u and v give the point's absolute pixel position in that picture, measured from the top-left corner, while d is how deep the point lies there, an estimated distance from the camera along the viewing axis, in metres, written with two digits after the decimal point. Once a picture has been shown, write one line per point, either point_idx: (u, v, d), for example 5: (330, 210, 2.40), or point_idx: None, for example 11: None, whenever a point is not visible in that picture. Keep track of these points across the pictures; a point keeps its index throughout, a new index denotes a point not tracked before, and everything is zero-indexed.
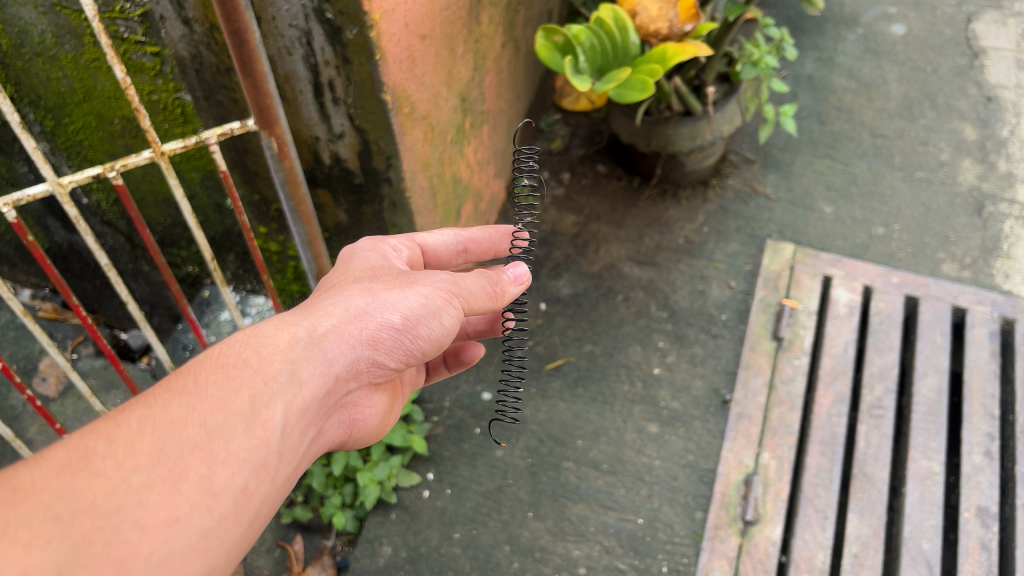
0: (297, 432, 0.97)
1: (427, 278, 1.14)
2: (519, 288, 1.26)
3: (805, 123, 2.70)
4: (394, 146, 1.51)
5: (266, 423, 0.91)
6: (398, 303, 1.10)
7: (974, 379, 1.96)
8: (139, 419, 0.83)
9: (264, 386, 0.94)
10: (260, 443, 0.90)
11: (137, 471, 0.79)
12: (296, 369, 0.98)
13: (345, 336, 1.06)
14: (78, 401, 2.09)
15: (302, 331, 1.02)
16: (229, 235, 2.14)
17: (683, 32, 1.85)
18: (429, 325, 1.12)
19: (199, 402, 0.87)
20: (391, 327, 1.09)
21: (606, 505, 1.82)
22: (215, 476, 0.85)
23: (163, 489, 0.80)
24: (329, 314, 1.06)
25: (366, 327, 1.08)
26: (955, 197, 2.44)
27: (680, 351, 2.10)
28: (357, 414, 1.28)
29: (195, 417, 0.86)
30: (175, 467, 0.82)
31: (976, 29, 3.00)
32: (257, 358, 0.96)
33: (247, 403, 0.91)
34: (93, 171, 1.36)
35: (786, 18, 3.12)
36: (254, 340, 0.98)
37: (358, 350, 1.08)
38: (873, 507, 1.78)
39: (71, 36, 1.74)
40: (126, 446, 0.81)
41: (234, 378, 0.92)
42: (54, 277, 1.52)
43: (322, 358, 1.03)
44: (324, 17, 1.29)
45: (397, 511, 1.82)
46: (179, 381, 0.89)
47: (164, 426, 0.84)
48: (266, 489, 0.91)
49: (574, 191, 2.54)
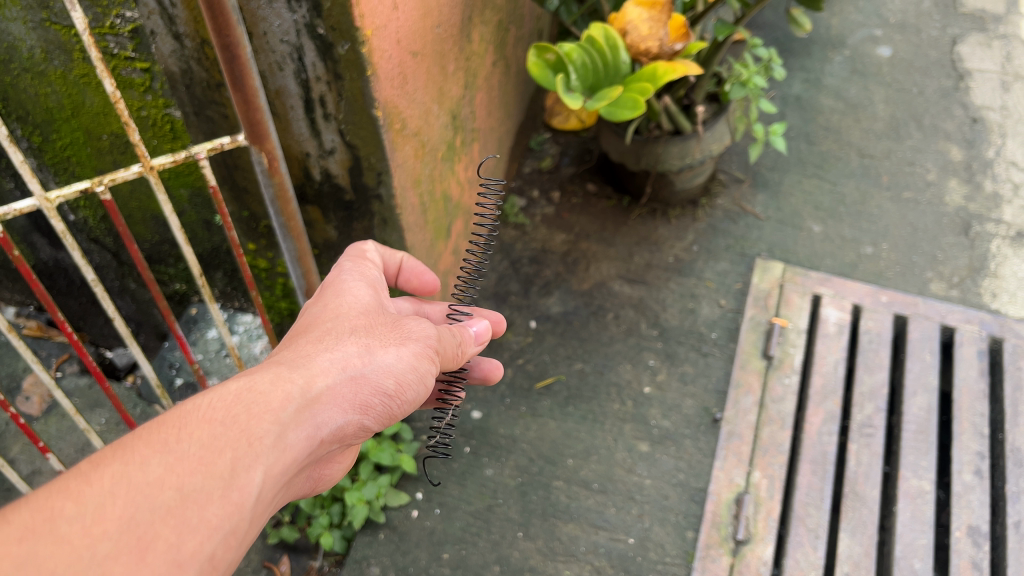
0: (271, 496, 0.94)
1: (417, 339, 1.16)
2: (475, 343, 1.34)
3: (793, 143, 2.72)
4: (385, 162, 1.51)
5: (244, 488, 0.87)
6: (391, 365, 1.11)
7: (963, 398, 1.97)
8: (114, 475, 0.79)
9: (247, 446, 0.90)
10: (236, 509, 0.86)
11: (103, 539, 0.75)
12: (283, 431, 0.95)
13: (339, 398, 1.05)
14: (62, 420, 2.06)
15: (296, 388, 0.99)
16: (217, 252, 2.13)
17: (673, 50, 1.87)
18: (414, 389, 1.15)
19: (180, 461, 0.83)
20: (383, 392, 1.10)
21: (597, 525, 1.81)
22: (185, 546, 0.80)
23: (129, 561, 0.75)
24: (325, 371, 1.04)
25: (358, 390, 1.07)
26: (942, 217, 2.45)
27: (671, 369, 2.09)
28: (317, 470, 1.27)
29: (172, 478, 0.82)
30: (145, 535, 0.77)
31: (961, 52, 3.03)
32: (246, 415, 0.92)
33: (228, 465, 0.87)
34: (80, 186, 1.34)
35: (774, 40, 3.15)
36: (245, 394, 0.94)
37: (348, 414, 1.07)
38: (864, 527, 1.77)
39: (61, 51, 1.73)
40: (94, 509, 0.76)
41: (220, 436, 0.88)
42: (39, 293, 1.49)
43: (311, 421, 1.00)
44: (316, 32, 1.29)
45: (385, 531, 1.80)
46: (160, 432, 0.84)
47: (140, 487, 0.79)
48: (232, 556, 0.87)
49: (565, 209, 2.54)
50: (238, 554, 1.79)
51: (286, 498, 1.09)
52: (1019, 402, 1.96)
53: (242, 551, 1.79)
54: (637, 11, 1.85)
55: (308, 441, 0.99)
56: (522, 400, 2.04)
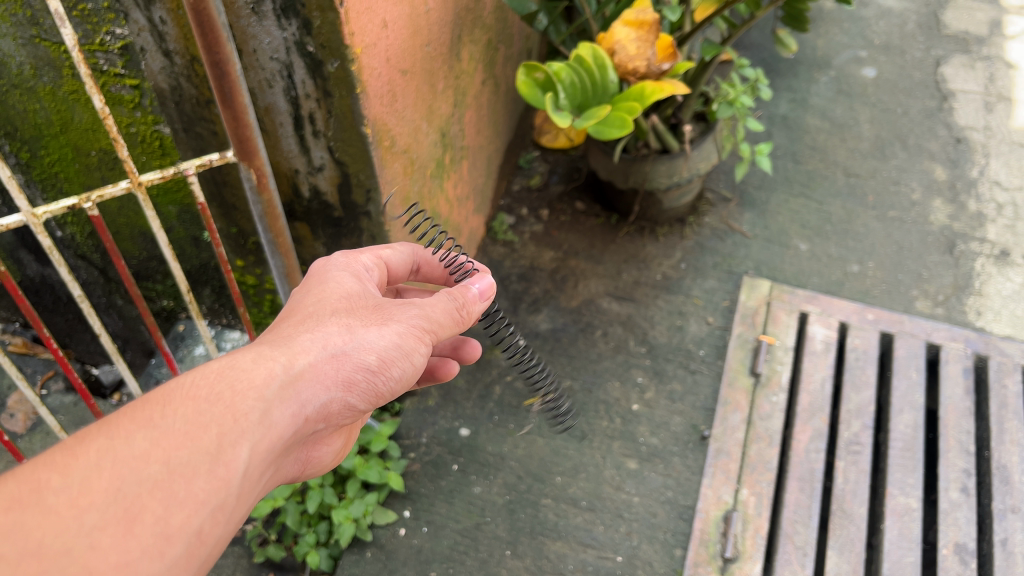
0: (259, 471, 0.96)
1: (403, 314, 1.12)
2: (483, 302, 1.23)
3: (780, 162, 2.75)
4: (374, 179, 1.51)
5: (229, 463, 0.90)
6: (373, 343, 1.08)
7: (949, 415, 1.98)
8: (100, 449, 0.82)
9: (231, 423, 0.92)
10: (221, 484, 0.89)
11: (90, 510, 0.78)
12: (267, 409, 0.97)
13: (321, 376, 1.04)
14: (46, 437, 2.04)
15: (278, 368, 1.00)
16: (205, 269, 2.12)
17: (660, 70, 1.90)
18: (402, 366, 1.10)
19: (164, 437, 0.86)
20: (365, 368, 1.07)
21: (585, 543, 1.80)
22: (171, 519, 0.83)
23: (115, 532, 0.78)
24: (307, 350, 1.04)
25: (341, 368, 1.06)
26: (927, 235, 2.48)
27: (659, 387, 2.09)
28: (314, 451, 1.27)
29: (157, 452, 0.85)
30: (131, 507, 0.80)
31: (945, 73, 3.07)
32: (230, 393, 0.94)
33: (213, 441, 0.89)
34: (68, 202, 1.34)
35: (761, 61, 3.19)
36: (228, 373, 0.96)
37: (332, 392, 1.06)
38: (852, 544, 1.77)
39: (50, 67, 1.73)
40: (81, 481, 0.79)
41: (205, 413, 0.90)
42: (25, 309, 1.48)
43: (295, 400, 1.01)
44: (306, 50, 1.30)
45: (372, 550, 1.79)
46: (145, 409, 0.87)
47: (125, 461, 0.82)
48: (221, 531, 0.90)
49: (553, 227, 2.55)
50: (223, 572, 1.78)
51: (279, 474, 1.10)
52: (1004, 419, 1.97)
53: (227, 569, 1.78)
54: (625, 31, 1.88)
55: (293, 419, 1.00)
56: (510, 417, 2.04)
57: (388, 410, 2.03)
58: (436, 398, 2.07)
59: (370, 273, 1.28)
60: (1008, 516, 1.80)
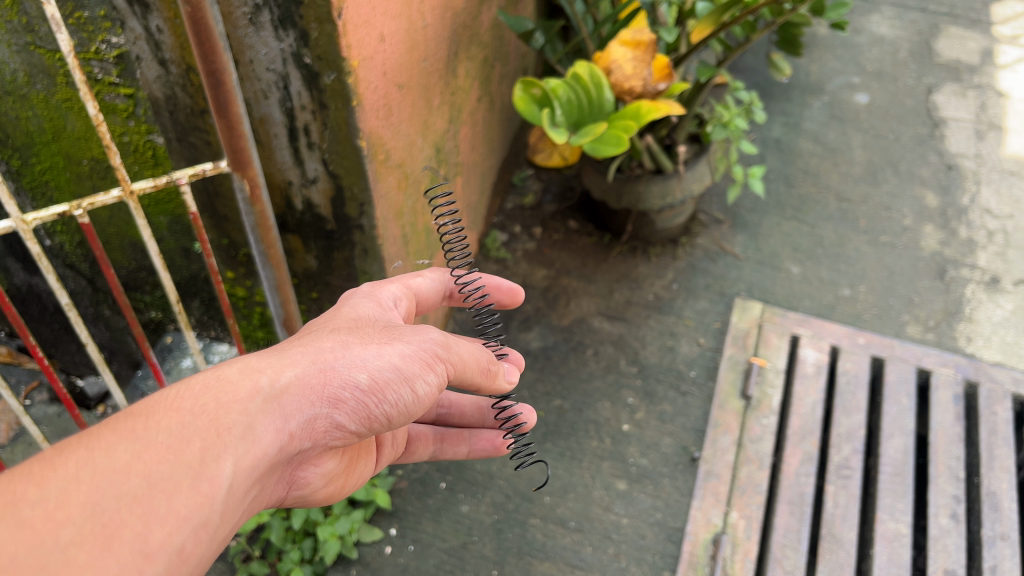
0: (244, 487, 0.92)
1: (405, 336, 1.06)
2: (508, 387, 1.27)
3: (773, 185, 2.76)
4: (368, 193, 1.50)
5: (213, 477, 0.87)
6: (369, 361, 1.02)
7: (939, 441, 1.98)
8: (79, 461, 0.79)
9: (215, 438, 0.88)
10: (204, 500, 0.86)
11: (67, 524, 0.75)
12: (253, 423, 0.93)
13: (307, 389, 0.99)
14: (29, 448, 2.02)
15: (266, 383, 0.95)
16: (195, 280, 2.11)
17: (656, 90, 1.91)
18: (398, 392, 1.03)
19: (145, 450, 0.82)
20: (356, 387, 1.00)
21: (573, 564, 1.78)
22: (150, 536, 0.80)
23: (92, 548, 0.75)
24: (296, 363, 0.99)
25: (332, 383, 1.00)
26: (918, 261, 2.49)
27: (650, 408, 2.08)
28: (301, 471, 1.22)
29: (138, 466, 0.81)
30: (109, 523, 0.77)
31: (936, 100, 3.10)
32: (215, 405, 0.90)
33: (196, 455, 0.86)
34: (58, 210, 1.32)
35: (755, 84, 3.21)
36: (214, 385, 0.92)
37: (319, 408, 0.99)
38: (841, 569, 1.76)
39: (44, 75, 1.73)
40: (58, 494, 0.76)
41: (188, 426, 0.87)
42: (11, 316, 1.46)
43: (280, 414, 0.96)
44: (302, 62, 1.30)
45: (357, 567, 1.77)
46: (127, 422, 0.84)
47: (104, 474, 0.79)
48: (203, 550, 0.88)
49: (546, 245, 2.55)
50: None
51: (266, 485, 1.07)
52: (994, 446, 1.97)
53: None
54: (621, 51, 1.89)
55: (279, 435, 0.96)
56: None
57: None
58: None
59: (398, 301, 1.28)
60: (998, 543, 1.80)
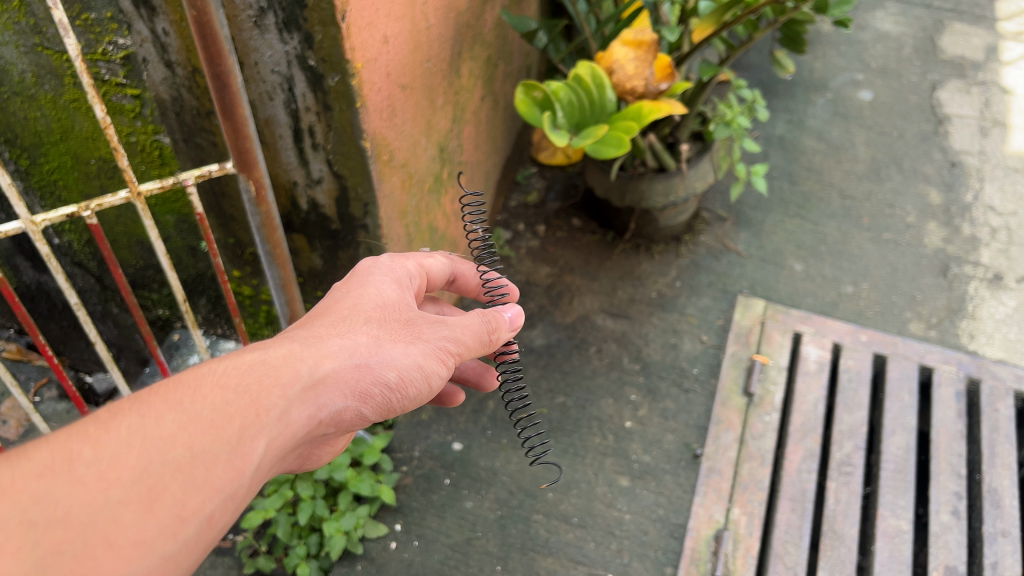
0: (270, 466, 0.93)
1: (431, 337, 1.12)
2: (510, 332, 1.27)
3: (776, 182, 2.76)
4: (372, 193, 1.52)
5: (249, 454, 0.87)
6: (397, 360, 1.08)
7: (941, 438, 1.99)
8: (131, 426, 0.80)
9: (254, 417, 0.89)
10: (240, 476, 0.86)
11: (117, 485, 0.75)
12: (290, 407, 0.94)
13: (342, 382, 1.02)
14: (39, 444, 2.04)
15: (305, 369, 0.98)
16: (201, 278, 2.14)
17: (658, 90, 1.91)
18: (418, 387, 1.11)
19: (192, 421, 0.83)
20: (384, 384, 1.07)
21: (576, 560, 1.80)
22: (190, 503, 0.80)
23: (138, 510, 0.76)
24: (334, 355, 1.02)
25: (364, 379, 1.05)
26: (921, 258, 2.49)
27: (652, 405, 2.10)
28: (313, 452, 1.28)
29: (184, 435, 0.82)
30: (154, 486, 0.78)
31: (940, 97, 3.10)
32: (258, 386, 0.92)
33: (236, 432, 0.87)
34: (67, 211, 1.34)
35: (759, 81, 3.21)
36: (258, 366, 0.94)
37: (347, 401, 1.04)
38: (842, 565, 1.78)
39: (52, 76, 1.74)
40: (111, 455, 0.77)
41: (231, 402, 0.88)
42: (21, 316, 1.48)
43: (315, 401, 0.98)
44: (307, 64, 1.31)
45: (363, 563, 1.79)
46: (176, 391, 0.85)
47: (153, 440, 0.80)
48: (229, 523, 0.87)
49: (550, 243, 2.56)
50: None
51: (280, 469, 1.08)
52: (996, 442, 1.98)
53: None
54: (623, 51, 1.89)
55: (310, 420, 0.98)
56: (503, 432, 2.04)
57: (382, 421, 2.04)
58: (429, 411, 2.07)
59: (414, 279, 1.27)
60: (999, 539, 1.81)
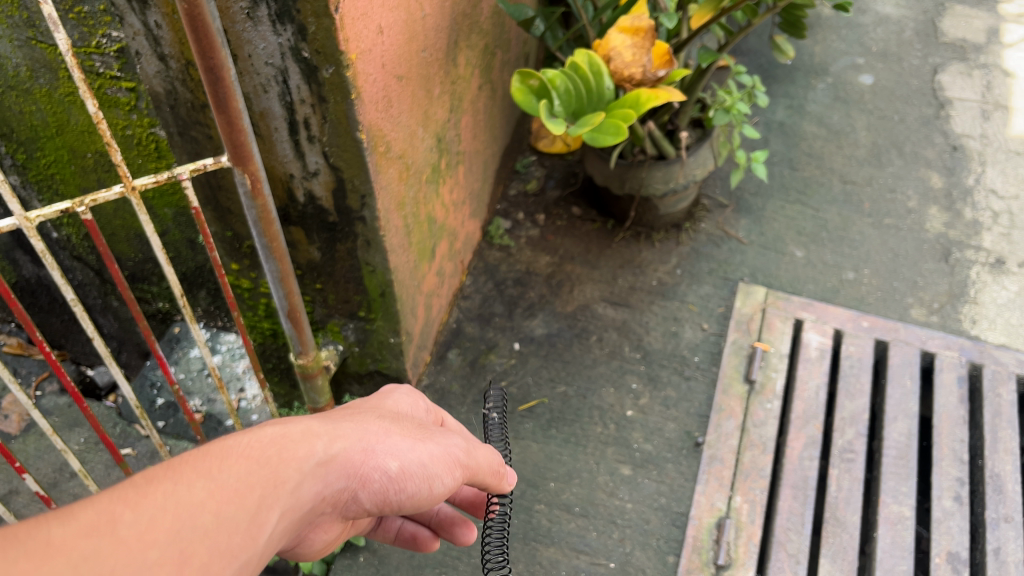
0: (280, 542, 0.92)
1: (439, 440, 1.09)
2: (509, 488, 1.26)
3: (776, 168, 2.75)
4: (369, 185, 1.51)
5: (264, 523, 0.87)
6: (404, 453, 1.05)
7: (943, 424, 1.98)
8: (166, 491, 0.80)
9: (273, 487, 0.89)
10: (256, 546, 0.86)
11: (154, 546, 0.75)
12: (306, 484, 0.93)
13: (353, 465, 1.00)
14: (40, 439, 2.04)
15: (321, 448, 0.97)
16: (200, 271, 2.16)
17: (656, 77, 1.89)
18: (422, 491, 1.06)
19: (220, 490, 0.84)
20: (389, 476, 1.02)
21: (578, 549, 1.80)
22: (213, 569, 0.80)
23: (171, 572, 0.76)
24: (347, 437, 1.01)
25: (369, 462, 1.01)
26: (923, 243, 2.48)
27: (654, 393, 2.09)
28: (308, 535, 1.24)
29: (213, 502, 0.82)
30: (186, 549, 0.78)
31: (941, 81, 3.08)
32: (278, 458, 0.91)
33: (254, 502, 0.86)
34: (61, 206, 1.30)
35: (758, 67, 3.19)
36: (280, 440, 0.93)
37: (355, 488, 1.01)
38: (845, 552, 1.78)
39: (46, 69, 1.73)
40: (149, 517, 0.77)
41: (255, 473, 0.88)
42: (18, 312, 1.45)
43: (327, 483, 0.97)
44: (301, 56, 1.30)
45: (365, 554, 1.79)
46: (203, 461, 0.85)
47: (186, 505, 0.80)
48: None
49: (550, 232, 2.55)
50: None
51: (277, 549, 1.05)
52: (998, 428, 1.97)
53: None
54: (621, 38, 1.89)
55: (321, 501, 0.96)
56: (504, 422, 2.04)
57: None
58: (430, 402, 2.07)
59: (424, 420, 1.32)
60: (1001, 525, 1.81)
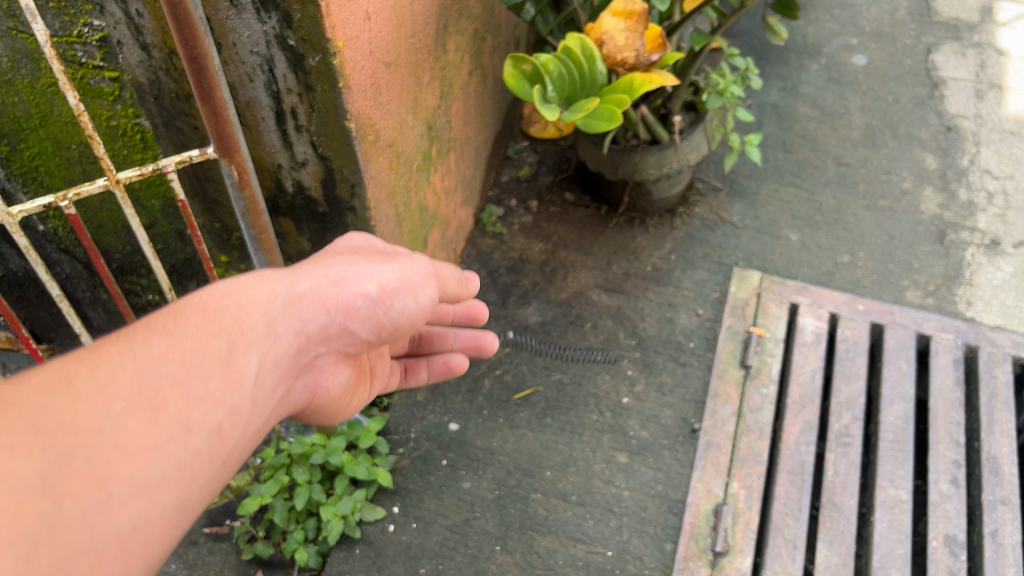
0: (270, 392, 0.99)
1: (407, 258, 1.19)
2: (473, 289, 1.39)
3: (770, 151, 2.73)
4: (358, 174, 1.48)
5: (240, 369, 0.92)
6: (374, 273, 1.12)
7: (939, 406, 1.98)
8: (120, 350, 0.82)
9: (240, 331, 0.94)
10: (236, 386, 0.91)
11: (119, 397, 0.78)
12: (272, 322, 0.98)
13: (322, 298, 1.06)
14: None
15: (281, 288, 1.02)
16: (190, 262, 2.20)
17: (649, 61, 1.88)
18: (404, 300, 1.15)
19: (180, 341, 0.87)
20: (366, 295, 1.10)
21: (575, 538, 1.79)
22: (192, 413, 0.84)
23: (145, 417, 0.79)
24: (307, 276, 1.06)
25: (341, 292, 1.08)
26: (918, 225, 2.47)
27: (649, 380, 2.08)
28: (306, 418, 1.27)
29: (175, 353, 0.85)
30: (158, 397, 0.81)
31: (936, 60, 3.06)
32: (237, 306, 0.95)
33: (224, 348, 0.91)
34: (43, 200, 1.28)
35: (751, 48, 3.16)
36: (233, 291, 0.97)
37: (332, 316, 1.07)
38: (842, 537, 1.77)
39: (28, 60, 1.72)
40: (107, 373, 0.79)
41: (214, 322, 0.92)
42: (2, 309, 1.43)
43: (298, 316, 1.03)
44: (286, 44, 1.27)
45: (361, 546, 1.77)
46: (158, 321, 0.88)
47: (145, 359, 0.83)
48: (239, 435, 0.92)
49: (543, 218, 2.53)
50: (211, 570, 1.77)
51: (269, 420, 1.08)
52: (995, 410, 1.97)
53: (215, 566, 1.78)
54: (614, 21, 1.86)
55: (297, 335, 1.02)
56: (500, 411, 2.02)
57: (378, 404, 2.07)
58: (425, 392, 2.06)
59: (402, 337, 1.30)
60: (998, 507, 1.81)
